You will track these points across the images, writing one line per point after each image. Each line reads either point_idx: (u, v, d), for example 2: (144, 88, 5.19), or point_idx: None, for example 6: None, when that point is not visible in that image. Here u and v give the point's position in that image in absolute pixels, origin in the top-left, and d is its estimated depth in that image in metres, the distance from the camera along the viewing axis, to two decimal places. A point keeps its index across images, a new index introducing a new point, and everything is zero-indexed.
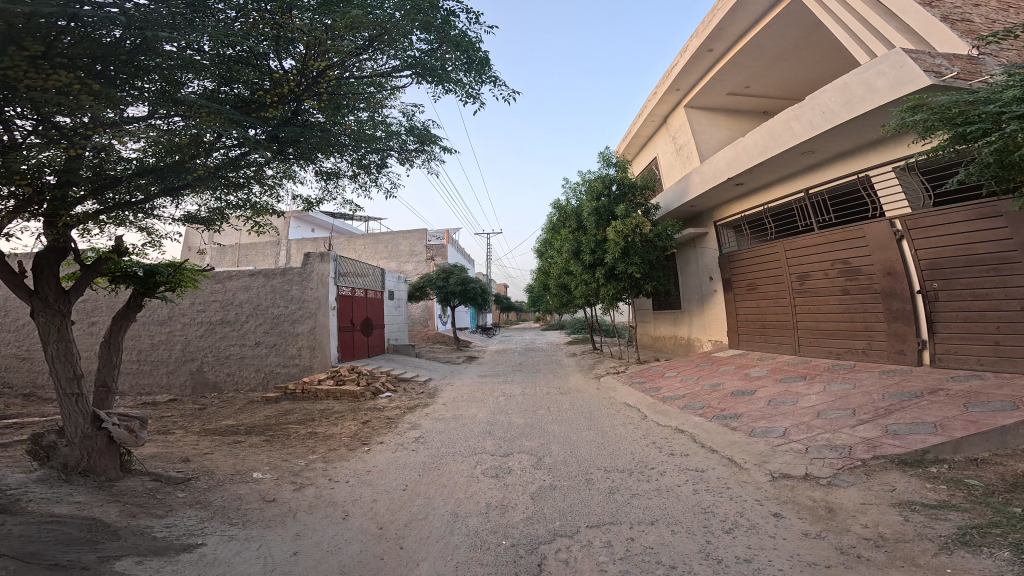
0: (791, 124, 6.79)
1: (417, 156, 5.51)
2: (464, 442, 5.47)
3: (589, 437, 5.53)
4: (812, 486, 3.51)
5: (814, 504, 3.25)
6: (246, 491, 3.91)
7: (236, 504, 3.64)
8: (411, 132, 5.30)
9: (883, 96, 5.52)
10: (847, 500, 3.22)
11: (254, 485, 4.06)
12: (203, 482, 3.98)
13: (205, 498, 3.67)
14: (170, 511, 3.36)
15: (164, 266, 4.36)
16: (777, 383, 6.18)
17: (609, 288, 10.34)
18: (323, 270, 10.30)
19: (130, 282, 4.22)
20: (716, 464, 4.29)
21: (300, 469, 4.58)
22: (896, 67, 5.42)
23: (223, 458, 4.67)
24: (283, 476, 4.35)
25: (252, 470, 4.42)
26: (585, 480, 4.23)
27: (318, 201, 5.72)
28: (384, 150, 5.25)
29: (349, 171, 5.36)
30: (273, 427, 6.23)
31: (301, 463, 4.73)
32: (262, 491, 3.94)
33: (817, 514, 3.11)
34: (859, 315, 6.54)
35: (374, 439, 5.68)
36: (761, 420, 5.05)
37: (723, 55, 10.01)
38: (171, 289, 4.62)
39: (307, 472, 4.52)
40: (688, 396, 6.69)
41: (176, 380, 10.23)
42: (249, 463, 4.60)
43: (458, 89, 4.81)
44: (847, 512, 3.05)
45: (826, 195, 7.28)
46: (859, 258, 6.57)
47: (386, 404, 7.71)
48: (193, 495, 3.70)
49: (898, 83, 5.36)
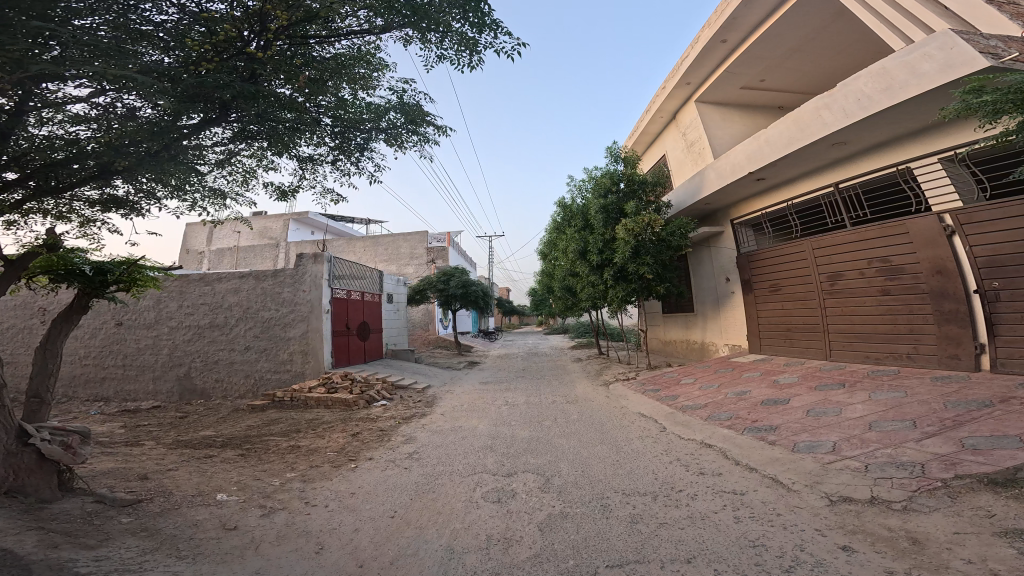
0: (820, 113, 6.27)
1: (408, 137, 5.04)
2: (463, 459, 4.86)
3: (603, 453, 4.90)
4: (884, 512, 2.95)
5: (892, 535, 2.69)
6: (207, 516, 3.34)
7: (192, 532, 3.07)
8: (400, 108, 4.80)
9: (930, 80, 5.02)
10: (934, 530, 2.64)
11: (216, 509, 3.48)
12: (158, 505, 3.41)
13: (154, 526, 3.09)
14: (105, 541, 2.79)
15: (116, 262, 3.84)
16: (812, 391, 5.55)
17: (619, 289, 9.80)
18: (317, 271, 9.76)
19: (74, 281, 3.68)
20: (758, 487, 3.69)
21: (273, 490, 3.99)
22: (945, 49, 4.92)
23: (187, 476, 4.09)
24: (251, 498, 3.76)
25: (217, 491, 3.83)
26: (602, 507, 3.63)
27: (293, 190, 5.24)
28: (369, 130, 4.82)
29: (329, 155, 4.99)
30: (253, 439, 5.65)
31: (275, 483, 4.14)
32: (226, 517, 3.37)
33: (900, 547, 2.54)
34: (901, 318, 5.92)
35: (362, 454, 5.07)
36: (803, 433, 4.43)
37: (737, 46, 9.55)
38: (125, 288, 4.10)
39: (281, 493, 3.92)
40: (710, 406, 6.06)
41: (162, 386, 9.74)
42: (215, 482, 4.02)
43: (453, 41, 4.23)
44: (940, 544, 2.49)
45: (858, 188, 6.70)
46: (900, 256, 5.96)
47: (380, 414, 7.11)
48: (139, 522, 3.11)
49: (949, 66, 4.86)
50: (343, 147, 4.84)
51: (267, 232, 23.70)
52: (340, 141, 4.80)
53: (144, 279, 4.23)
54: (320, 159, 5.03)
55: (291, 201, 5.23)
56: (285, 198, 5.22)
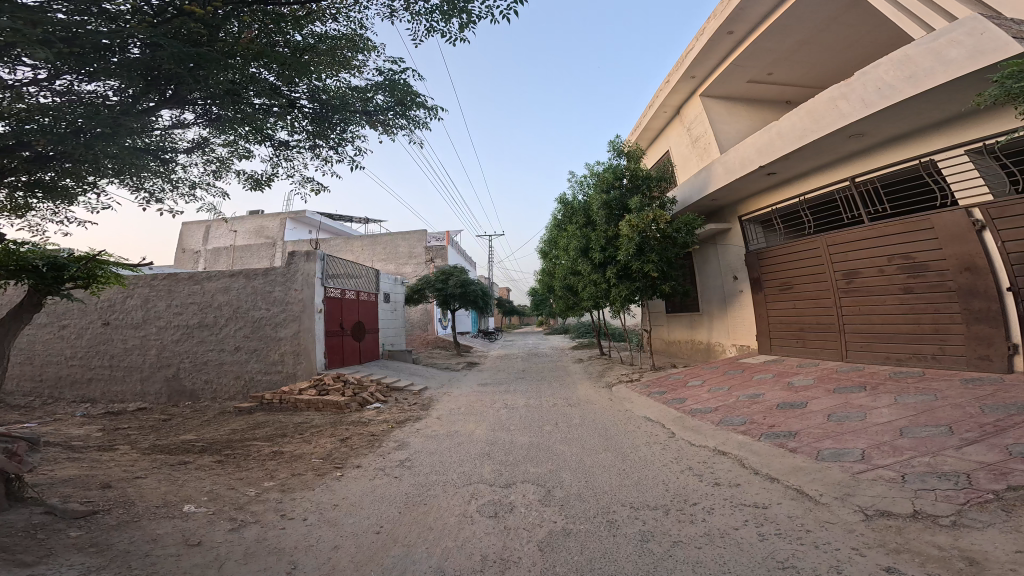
0: (837, 103, 5.95)
1: (395, 119, 4.82)
2: (458, 468, 4.52)
3: (608, 462, 4.55)
4: (931, 529, 2.62)
5: (943, 555, 2.37)
6: (169, 530, 3.01)
7: (150, 547, 2.75)
8: (387, 88, 4.54)
9: (959, 67, 4.73)
10: (993, 549, 2.33)
11: (181, 523, 3.16)
12: (116, 517, 3.08)
13: (106, 540, 2.76)
14: (46, 557, 2.46)
15: (73, 258, 3.51)
16: (831, 394, 5.21)
17: (622, 288, 9.48)
18: (309, 270, 9.43)
19: (22, 278, 3.29)
20: (781, 499, 3.36)
21: (247, 501, 3.66)
22: (975, 35, 4.64)
23: (155, 484, 3.77)
24: (221, 510, 3.44)
25: (185, 501, 3.51)
26: (608, 523, 3.29)
27: (267, 178, 5.21)
28: (353, 114, 4.62)
29: (308, 141, 4.83)
30: (234, 444, 5.33)
31: (251, 493, 3.81)
32: (191, 531, 3.04)
33: (956, 570, 2.22)
34: (925, 318, 5.58)
35: (350, 462, 4.73)
36: (826, 439, 4.09)
37: (744, 37, 9.21)
38: (84, 286, 3.75)
39: (256, 505, 3.59)
40: (721, 410, 5.70)
41: (150, 387, 9.43)
42: (184, 491, 3.69)
43: (444, 10, 3.97)
44: (1001, 566, 2.18)
45: (877, 182, 6.38)
46: (925, 252, 5.63)
47: (373, 417, 6.78)
48: (90, 536, 2.78)
49: (979, 52, 4.59)
50: (323, 133, 4.67)
51: (263, 231, 23.39)
52: (320, 127, 4.63)
53: (104, 277, 3.89)
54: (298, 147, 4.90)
55: (264, 191, 5.20)
56: (258, 186, 5.20)
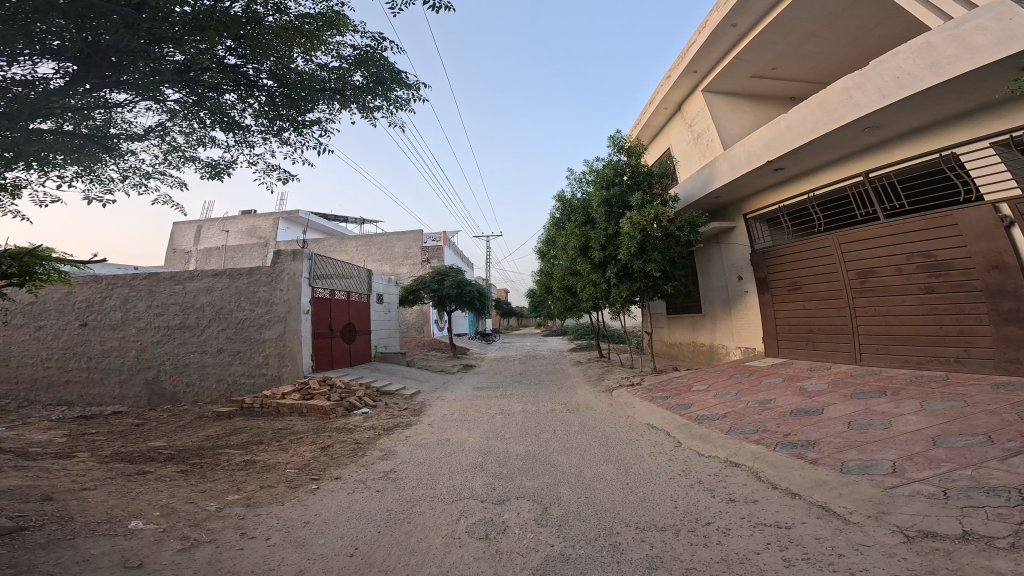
0: (851, 93, 5.66)
1: (371, 99, 4.79)
2: (447, 481, 4.14)
3: (610, 475, 4.18)
4: (985, 552, 2.27)
5: None
6: (106, 549, 2.66)
7: (79, 568, 2.38)
8: (362, 64, 4.40)
9: (986, 54, 4.45)
10: None
11: (124, 542, 2.85)
12: (47, 534, 2.73)
13: (28, 561, 2.39)
14: None
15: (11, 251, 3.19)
16: (848, 400, 4.86)
17: (622, 288, 9.14)
18: (295, 269, 9.05)
19: None
20: (805, 518, 3.00)
21: (205, 518, 3.34)
22: (1004, 20, 4.36)
23: (102, 499, 3.46)
24: (173, 528, 3.14)
25: (133, 518, 3.22)
26: (611, 546, 2.93)
27: (227, 166, 5.04)
28: (322, 93, 4.52)
29: (275, 127, 4.61)
30: (204, 453, 4.95)
31: (211, 509, 3.48)
32: (132, 551, 2.69)
33: None
34: (949, 321, 5.27)
35: (328, 473, 4.35)
36: (849, 450, 3.73)
37: (748, 30, 8.91)
38: (24, 283, 3.40)
39: (213, 522, 3.27)
40: (729, 417, 5.34)
41: (129, 391, 9.02)
42: (135, 507, 3.39)
43: None
44: None
45: (893, 177, 6.08)
46: (948, 250, 5.31)
47: (359, 424, 6.38)
48: (8, 557, 2.40)
49: (1009, 38, 4.31)
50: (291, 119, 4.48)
51: (256, 231, 23.02)
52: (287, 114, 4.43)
53: (44, 273, 3.53)
54: (262, 135, 4.72)
55: (224, 180, 5.07)
56: (217, 175, 5.07)
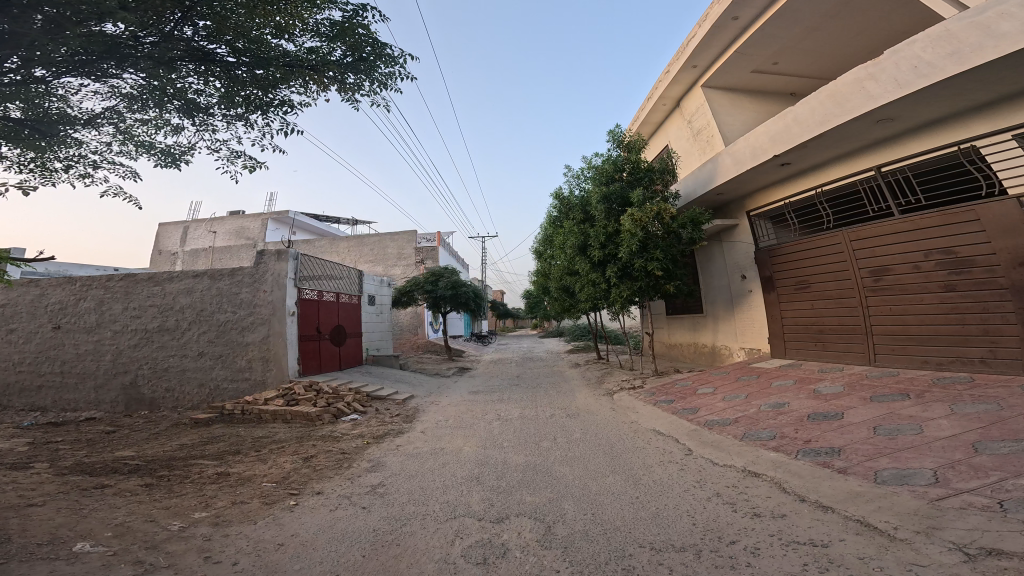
0: (864, 84, 5.41)
1: (350, 78, 4.70)
2: (441, 495, 3.79)
3: (617, 488, 3.84)
4: None
5: None
6: None
7: None
8: (340, 36, 4.30)
9: (1012, 40, 4.22)
10: None
11: (65, 568, 2.46)
12: None
13: None
14: None
15: None
16: (869, 403, 4.57)
17: (623, 287, 8.83)
18: (280, 270, 8.61)
19: None
20: (843, 535, 2.68)
21: (166, 538, 2.95)
22: None
23: (47, 518, 3.05)
24: (126, 550, 2.75)
25: (81, 538, 2.83)
26: (626, 570, 2.59)
27: (182, 153, 5.03)
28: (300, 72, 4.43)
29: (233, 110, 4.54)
30: (176, 463, 4.55)
31: (174, 528, 3.09)
32: None
33: None
34: (973, 320, 5.05)
35: (311, 487, 3.96)
36: (879, 458, 3.44)
37: (750, 23, 8.69)
38: None
39: (174, 544, 2.87)
40: (742, 422, 5.02)
41: (105, 396, 8.52)
42: (86, 526, 2.99)
43: None
44: None
45: (907, 171, 5.84)
46: (970, 246, 5.08)
47: (347, 431, 5.99)
48: None
49: None
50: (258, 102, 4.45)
51: (244, 232, 22.54)
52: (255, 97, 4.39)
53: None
54: (225, 121, 4.71)
55: (180, 168, 5.06)
56: (173, 162, 5.04)
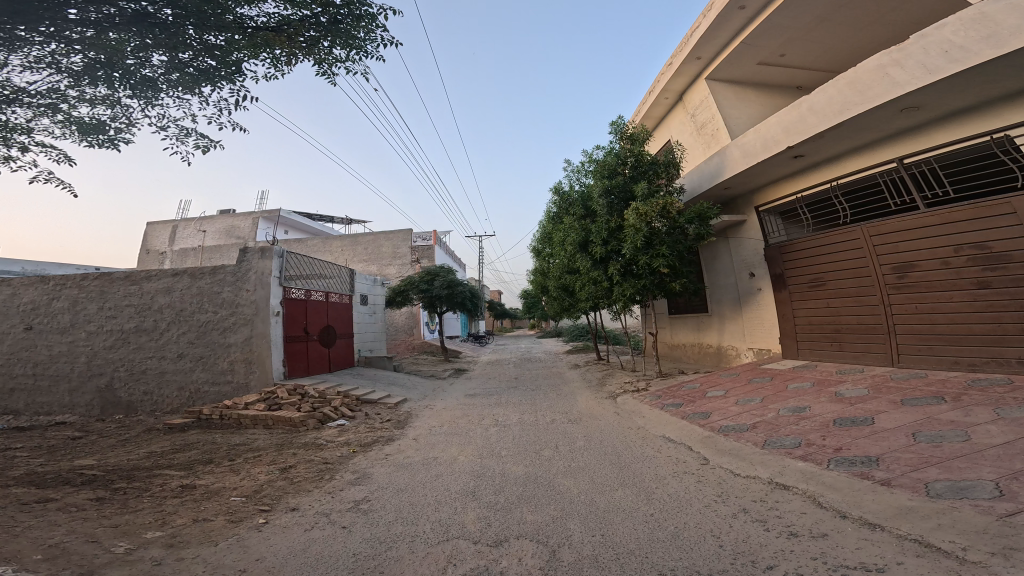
0: (888, 70, 5.08)
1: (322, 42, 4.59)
2: (432, 512, 3.38)
3: (628, 504, 3.43)
4: None
5: None
6: None
7: None
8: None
9: None
10: None
11: None
12: None
13: None
14: None
15: None
16: (901, 407, 4.20)
17: (627, 285, 8.43)
18: (264, 268, 8.15)
19: None
20: (901, 557, 2.28)
21: (104, 562, 2.49)
22: None
23: None
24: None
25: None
26: None
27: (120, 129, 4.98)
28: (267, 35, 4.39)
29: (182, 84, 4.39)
30: (138, 474, 4.11)
31: (117, 550, 2.64)
32: None
33: None
34: (1009, 319, 4.73)
35: (286, 501, 3.54)
36: (925, 469, 3.07)
37: (757, 14, 8.39)
38: None
39: (114, 569, 2.42)
40: (761, 428, 4.63)
41: (78, 400, 8.03)
42: (10, 546, 2.54)
43: None
44: None
45: (932, 162, 5.52)
46: (1005, 240, 4.75)
47: (333, 438, 5.56)
48: None
49: None
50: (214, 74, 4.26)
51: (234, 231, 22.10)
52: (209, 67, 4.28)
53: None
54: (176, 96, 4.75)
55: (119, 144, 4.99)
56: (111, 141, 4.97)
